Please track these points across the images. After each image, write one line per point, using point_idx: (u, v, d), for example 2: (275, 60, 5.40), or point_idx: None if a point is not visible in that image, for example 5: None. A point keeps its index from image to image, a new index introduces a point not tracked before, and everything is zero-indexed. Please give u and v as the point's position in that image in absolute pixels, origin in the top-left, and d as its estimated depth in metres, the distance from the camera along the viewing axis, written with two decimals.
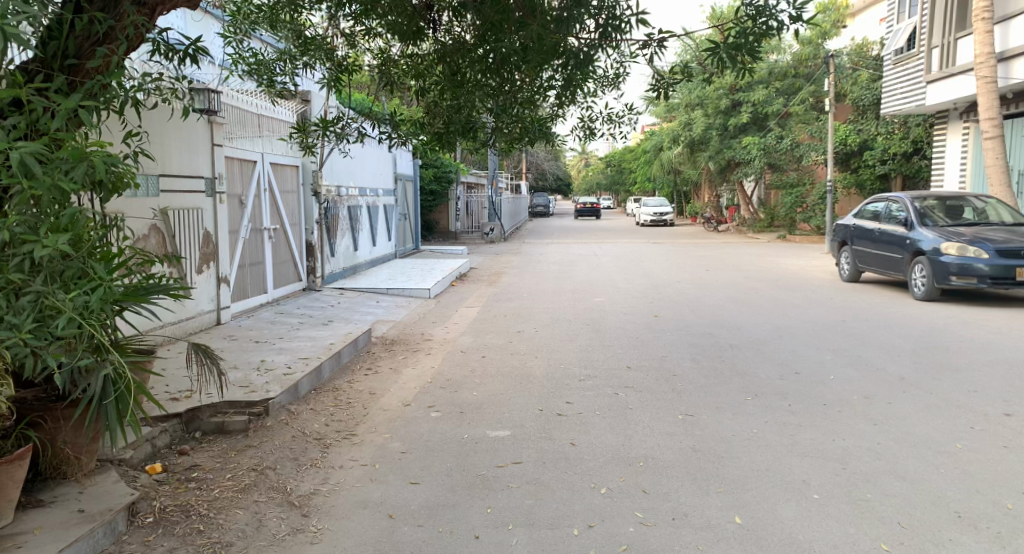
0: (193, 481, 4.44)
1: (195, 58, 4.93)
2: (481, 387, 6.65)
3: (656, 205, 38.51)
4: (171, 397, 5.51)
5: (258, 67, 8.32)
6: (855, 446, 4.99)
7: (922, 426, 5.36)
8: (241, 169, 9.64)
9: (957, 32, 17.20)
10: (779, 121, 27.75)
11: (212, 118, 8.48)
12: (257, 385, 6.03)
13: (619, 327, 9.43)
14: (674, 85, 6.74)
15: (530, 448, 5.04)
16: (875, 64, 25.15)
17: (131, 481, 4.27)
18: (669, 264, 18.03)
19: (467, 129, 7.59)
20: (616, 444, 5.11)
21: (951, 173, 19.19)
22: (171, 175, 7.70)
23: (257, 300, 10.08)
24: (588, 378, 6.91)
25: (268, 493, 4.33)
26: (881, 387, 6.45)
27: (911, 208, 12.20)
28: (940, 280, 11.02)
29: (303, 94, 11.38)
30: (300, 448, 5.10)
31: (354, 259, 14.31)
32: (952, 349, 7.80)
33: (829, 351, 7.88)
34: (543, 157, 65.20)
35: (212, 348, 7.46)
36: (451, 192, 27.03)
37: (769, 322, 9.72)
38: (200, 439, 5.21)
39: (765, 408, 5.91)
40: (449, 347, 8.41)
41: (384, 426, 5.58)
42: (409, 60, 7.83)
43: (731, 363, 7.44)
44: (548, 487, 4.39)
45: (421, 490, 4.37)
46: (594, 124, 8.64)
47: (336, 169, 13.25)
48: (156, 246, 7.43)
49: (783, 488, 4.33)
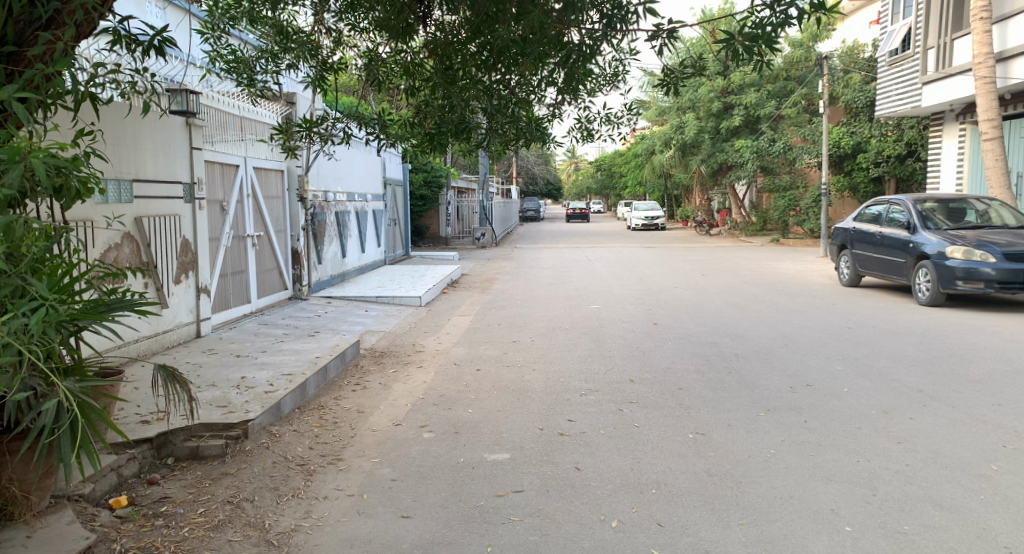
0: (161, 517, 4.01)
1: (161, 50, 4.45)
2: (476, 404, 6.24)
3: (647, 210, 38.19)
4: (140, 420, 5.08)
5: (237, 65, 7.90)
6: (882, 468, 4.62)
7: (950, 445, 5.01)
8: (222, 173, 9.23)
9: (953, 33, 17.00)
10: (772, 124, 27.48)
11: (191, 120, 8.06)
12: (235, 405, 5.60)
13: (618, 336, 9.07)
14: (682, 80, 6.35)
15: (532, 475, 4.63)
16: (868, 66, 24.94)
17: (88, 521, 3.81)
18: (663, 268, 17.69)
19: (460, 129, 7.09)
20: (625, 469, 4.72)
21: (947, 175, 18.95)
22: (146, 181, 7.29)
23: (240, 310, 9.62)
24: (590, 392, 6.52)
25: (243, 531, 3.91)
26: (900, 401, 6.08)
27: (912, 212, 11.91)
28: (946, 285, 10.69)
29: (287, 95, 10.98)
30: (282, 476, 4.68)
31: (341, 266, 13.87)
32: (966, 359, 7.47)
33: (839, 361, 7.54)
34: (532, 160, 64.74)
35: (189, 363, 7.01)
36: (441, 196, 26.60)
37: (772, 330, 9.37)
38: (172, 467, 4.78)
39: (779, 425, 5.53)
40: (442, 360, 8.00)
41: (373, 450, 5.16)
42: (399, 57, 7.40)
43: (738, 375, 7.06)
44: (553, 520, 4.00)
45: (414, 526, 3.96)
46: (592, 125, 8.32)
47: (323, 173, 12.82)
48: (129, 255, 7.00)
49: (811, 519, 3.95)
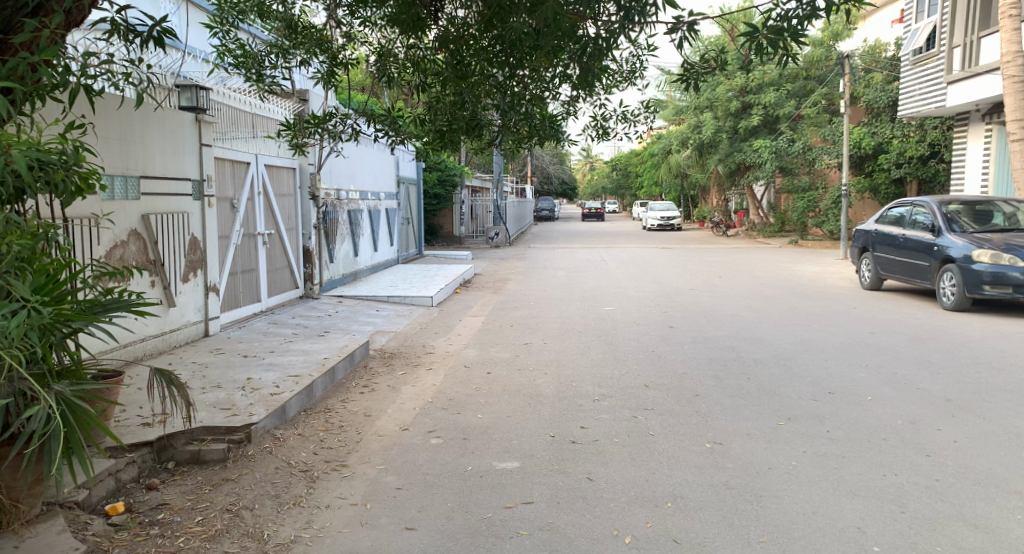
0: (156, 525, 3.88)
1: (160, 41, 4.25)
2: (486, 408, 6.06)
3: (663, 211, 37.87)
4: (142, 423, 4.96)
5: (246, 60, 7.72)
6: (910, 483, 4.40)
7: (982, 459, 4.78)
8: (233, 170, 9.12)
9: (980, 31, 16.62)
10: (791, 124, 27.03)
11: (201, 117, 7.96)
12: (239, 408, 5.46)
13: (633, 340, 8.85)
14: (702, 76, 6.14)
15: (543, 485, 4.46)
16: (890, 66, 24.50)
17: (80, 530, 3.66)
18: (678, 270, 17.44)
19: (472, 127, 6.90)
20: (639, 480, 4.53)
21: (972, 176, 18.52)
22: (154, 177, 7.17)
23: (250, 309, 9.52)
24: (603, 398, 6.33)
25: (240, 542, 3.76)
26: (926, 410, 5.84)
27: (936, 214, 11.59)
28: (972, 290, 10.37)
29: (300, 92, 10.86)
30: (284, 483, 4.53)
31: (354, 265, 13.77)
32: (995, 367, 7.20)
33: (862, 368, 7.30)
34: (547, 161, 64.55)
35: (195, 363, 6.89)
36: (455, 195, 26.48)
37: (791, 334, 9.12)
38: (173, 471, 4.65)
39: (801, 436, 5.31)
40: (452, 362, 7.84)
41: (378, 456, 5.00)
42: (410, 52, 7.22)
43: (757, 382, 6.83)
44: (563, 535, 3.82)
45: (418, 539, 3.79)
46: (608, 122, 8.13)
47: (335, 171, 12.71)
48: (135, 253, 6.89)
49: (837, 538, 3.74)
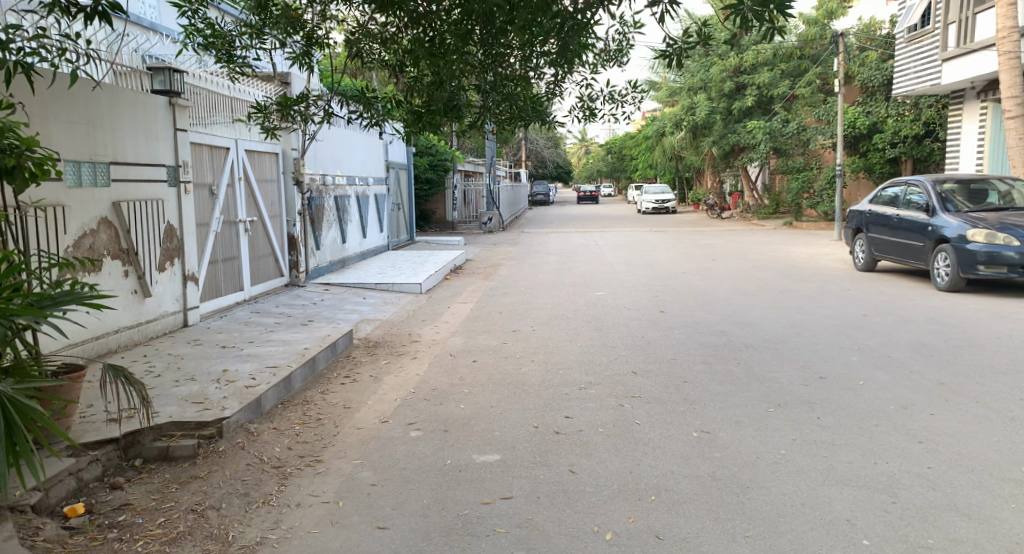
0: (116, 528, 3.70)
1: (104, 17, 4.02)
2: (469, 399, 5.89)
3: (658, 193, 37.67)
4: (109, 418, 4.77)
5: (215, 40, 7.46)
6: (902, 471, 4.25)
7: (976, 445, 4.63)
8: (211, 156, 8.89)
9: (976, 7, 16.41)
10: (785, 104, 26.76)
11: (175, 100, 7.71)
12: (211, 401, 5.28)
13: (623, 325, 8.69)
14: (687, 51, 5.94)
15: (523, 479, 4.30)
16: (885, 43, 24.06)
17: (31, 535, 3.48)
18: (671, 253, 17.28)
19: (450, 108, 6.76)
20: (622, 472, 4.37)
21: (966, 154, 18.35)
22: (125, 163, 6.95)
23: (231, 297, 9.31)
24: (590, 386, 6.16)
25: (203, 545, 3.59)
26: (919, 395, 5.69)
27: (931, 193, 11.40)
28: (966, 270, 10.20)
29: (281, 75, 10.60)
30: (255, 480, 4.36)
31: (341, 251, 13.56)
32: (990, 348, 7.05)
33: (854, 351, 7.15)
34: (543, 144, 64.13)
35: (171, 354, 6.69)
36: (447, 179, 26.24)
37: (784, 317, 8.96)
38: (140, 469, 4.47)
39: (792, 422, 5.16)
40: (437, 350, 7.66)
41: (355, 451, 4.83)
42: (385, 31, 6.98)
43: (747, 367, 6.68)
44: (541, 532, 3.66)
45: (391, 538, 3.64)
46: (594, 103, 7.93)
47: (320, 155, 12.46)
48: (107, 242, 6.68)
49: (825, 531, 3.59)
